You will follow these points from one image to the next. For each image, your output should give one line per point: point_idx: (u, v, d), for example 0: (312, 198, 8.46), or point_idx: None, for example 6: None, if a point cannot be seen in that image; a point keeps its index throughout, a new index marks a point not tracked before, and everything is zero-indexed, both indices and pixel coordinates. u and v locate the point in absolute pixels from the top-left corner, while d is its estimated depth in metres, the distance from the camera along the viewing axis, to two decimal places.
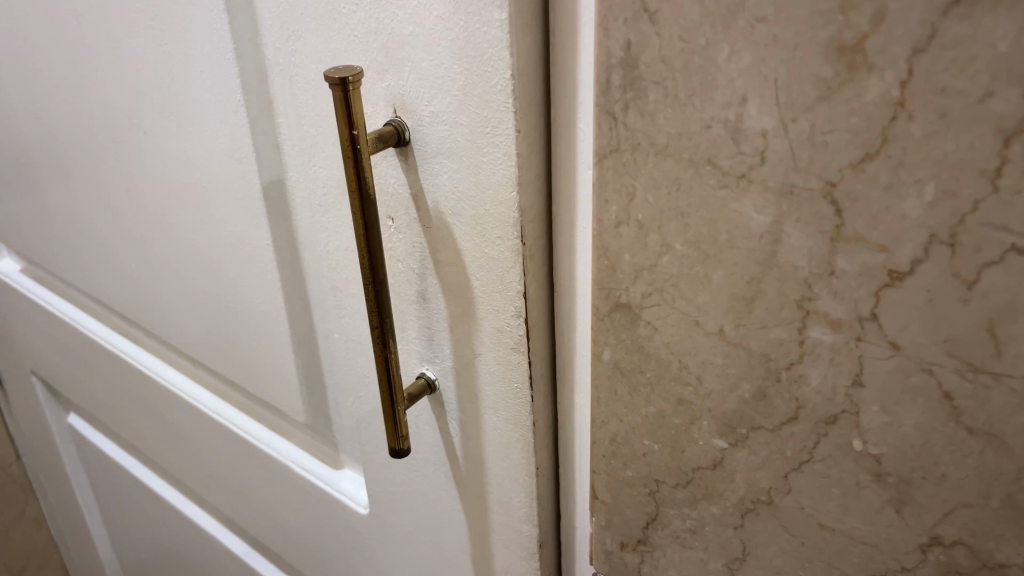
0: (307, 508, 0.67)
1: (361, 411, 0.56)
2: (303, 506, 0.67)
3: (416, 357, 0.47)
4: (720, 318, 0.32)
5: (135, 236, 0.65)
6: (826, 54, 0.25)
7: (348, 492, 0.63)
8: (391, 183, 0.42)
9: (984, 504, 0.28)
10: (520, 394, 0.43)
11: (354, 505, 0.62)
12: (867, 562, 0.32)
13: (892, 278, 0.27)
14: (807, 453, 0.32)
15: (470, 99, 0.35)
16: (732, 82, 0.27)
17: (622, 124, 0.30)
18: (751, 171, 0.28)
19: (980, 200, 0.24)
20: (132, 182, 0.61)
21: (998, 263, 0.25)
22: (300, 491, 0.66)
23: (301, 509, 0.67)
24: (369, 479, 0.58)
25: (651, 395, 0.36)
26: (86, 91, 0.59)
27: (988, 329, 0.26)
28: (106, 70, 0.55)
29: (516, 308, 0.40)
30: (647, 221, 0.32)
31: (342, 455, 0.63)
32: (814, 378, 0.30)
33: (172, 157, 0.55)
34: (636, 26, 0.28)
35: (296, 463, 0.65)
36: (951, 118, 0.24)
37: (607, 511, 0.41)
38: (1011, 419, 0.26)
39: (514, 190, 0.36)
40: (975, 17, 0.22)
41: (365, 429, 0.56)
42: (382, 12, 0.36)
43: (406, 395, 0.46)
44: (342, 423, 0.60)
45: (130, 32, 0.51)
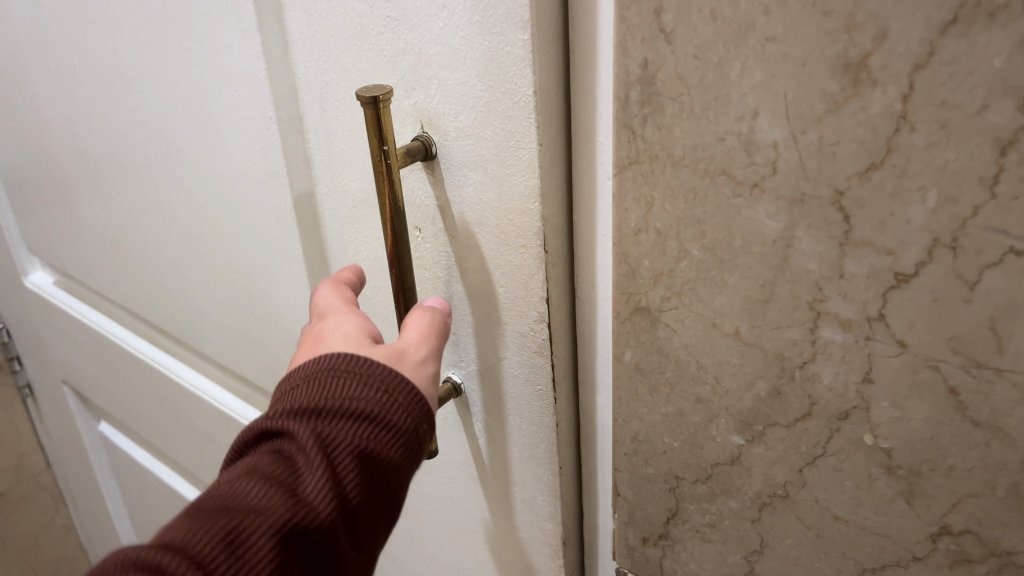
0: None
1: None
2: None
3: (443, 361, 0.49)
4: (736, 319, 0.33)
5: (166, 246, 0.67)
6: (833, 70, 0.27)
7: None
8: (418, 195, 0.44)
9: (990, 494, 0.30)
10: (544, 397, 0.45)
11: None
12: (879, 552, 0.34)
13: (898, 279, 0.28)
14: (821, 447, 0.33)
15: (494, 114, 0.37)
16: (744, 97, 0.29)
17: (640, 137, 0.32)
18: (764, 180, 0.30)
19: (980, 205, 0.26)
20: (165, 195, 0.63)
21: (997, 264, 0.26)
22: None
23: None
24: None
25: (671, 395, 0.37)
26: (123, 109, 0.61)
27: (989, 327, 0.27)
28: (141, 87, 0.58)
29: (539, 312, 0.42)
30: (665, 229, 0.33)
31: None
32: (826, 376, 0.32)
33: (204, 170, 0.57)
34: (653, 45, 0.30)
35: None
36: (950, 129, 0.25)
37: (628, 508, 0.42)
38: (1013, 412, 0.28)
39: (537, 201, 0.38)
40: (971, 35, 0.24)
41: None
42: (408, 32, 0.38)
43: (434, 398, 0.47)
44: None
45: (165, 52, 0.53)
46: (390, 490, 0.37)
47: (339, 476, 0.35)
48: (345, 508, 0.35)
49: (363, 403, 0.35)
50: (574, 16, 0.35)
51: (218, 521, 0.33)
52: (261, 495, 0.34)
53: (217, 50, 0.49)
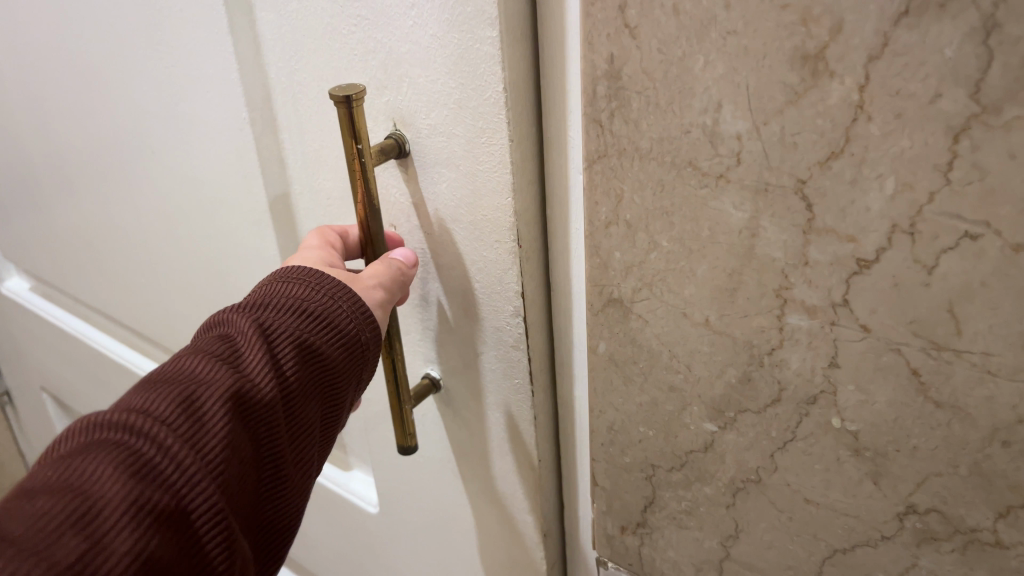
0: (321, 509, 0.69)
1: (369, 413, 0.58)
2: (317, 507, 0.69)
3: (421, 358, 0.50)
4: (706, 308, 0.34)
5: (142, 249, 0.67)
6: (792, 62, 0.27)
7: (358, 491, 0.65)
8: (393, 193, 0.44)
9: (953, 472, 0.30)
10: (522, 390, 0.45)
11: (365, 505, 0.64)
12: (850, 533, 0.34)
13: (860, 265, 0.29)
14: (791, 431, 0.34)
15: (466, 111, 0.38)
16: (708, 90, 0.30)
17: (609, 131, 0.33)
18: (729, 171, 0.31)
19: (935, 191, 0.26)
20: (140, 198, 0.63)
21: (953, 249, 0.27)
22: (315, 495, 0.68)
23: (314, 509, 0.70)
24: (377, 479, 0.61)
25: (644, 384, 0.38)
26: (96, 114, 0.61)
27: (948, 310, 0.28)
28: (113, 90, 0.58)
29: (515, 307, 0.42)
30: (635, 221, 0.34)
31: (352, 456, 0.65)
32: (794, 362, 0.32)
33: (179, 172, 0.57)
34: (618, 40, 0.31)
35: None
36: (904, 118, 0.26)
37: (606, 497, 0.43)
38: (972, 392, 0.29)
39: (509, 196, 0.39)
40: (922, 26, 0.25)
41: (372, 430, 0.58)
42: (378, 32, 0.39)
43: (414, 394, 0.48)
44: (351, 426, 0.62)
45: (136, 55, 0.53)
46: (332, 385, 0.38)
47: (287, 363, 0.36)
48: (290, 387, 0.36)
49: (302, 297, 0.37)
50: (542, 13, 0.36)
51: (173, 385, 0.33)
52: (211, 364, 0.34)
53: (188, 52, 0.49)
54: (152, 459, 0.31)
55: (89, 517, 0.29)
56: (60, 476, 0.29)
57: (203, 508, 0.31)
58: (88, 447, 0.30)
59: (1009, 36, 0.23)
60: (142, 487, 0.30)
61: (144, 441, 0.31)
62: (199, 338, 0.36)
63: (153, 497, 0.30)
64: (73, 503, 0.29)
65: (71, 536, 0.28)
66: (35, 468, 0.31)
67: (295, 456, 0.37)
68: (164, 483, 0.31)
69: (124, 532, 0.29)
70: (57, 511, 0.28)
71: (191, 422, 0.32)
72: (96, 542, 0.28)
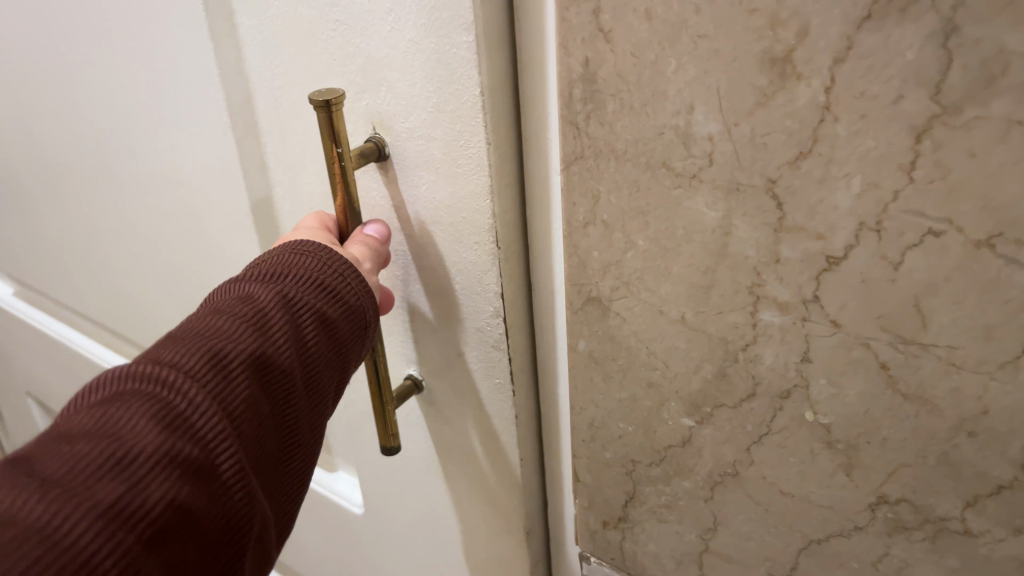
0: (307, 510, 0.69)
1: (353, 414, 0.58)
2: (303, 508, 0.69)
3: (404, 359, 0.50)
4: (682, 305, 0.35)
5: (125, 253, 0.67)
6: (760, 65, 0.28)
7: (343, 492, 0.66)
8: (373, 195, 0.44)
9: (922, 462, 0.31)
10: (503, 390, 0.46)
11: (350, 505, 0.65)
12: (824, 524, 0.35)
13: (829, 262, 0.30)
14: (766, 425, 0.35)
15: (444, 114, 0.38)
16: (680, 92, 0.30)
17: (585, 132, 0.34)
18: (702, 171, 0.31)
19: (899, 189, 0.27)
20: (122, 202, 0.64)
21: (918, 245, 0.28)
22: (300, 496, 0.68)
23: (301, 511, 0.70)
24: (363, 480, 0.61)
25: (623, 380, 0.38)
26: (78, 119, 0.61)
27: (913, 304, 0.29)
28: (95, 95, 0.58)
29: (495, 307, 0.43)
30: (612, 220, 0.35)
31: (336, 458, 0.66)
32: (767, 357, 0.33)
33: (161, 177, 0.58)
34: (593, 44, 0.32)
35: None
36: (869, 118, 0.27)
37: (588, 492, 0.43)
38: (939, 384, 0.29)
39: (488, 198, 0.39)
40: (884, 29, 0.25)
41: (357, 431, 0.59)
42: (357, 37, 0.39)
43: (397, 395, 0.48)
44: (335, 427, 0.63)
45: (117, 61, 0.54)
46: (341, 353, 0.39)
47: (302, 329, 0.37)
48: (305, 351, 0.37)
49: (312, 266, 0.38)
50: (519, 19, 0.36)
51: (197, 341, 0.33)
52: (233, 324, 0.35)
53: (170, 58, 0.50)
54: (180, 412, 0.31)
55: (127, 461, 0.29)
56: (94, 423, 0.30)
57: (230, 462, 0.32)
58: (119, 397, 0.31)
59: (968, 39, 0.24)
60: (173, 437, 0.30)
61: (172, 394, 0.31)
62: (213, 301, 0.37)
63: (183, 448, 0.31)
64: (110, 448, 0.29)
65: (108, 480, 0.28)
66: (61, 419, 0.31)
67: (308, 419, 0.38)
68: (193, 433, 0.31)
69: (159, 479, 0.29)
70: (94, 456, 0.29)
71: (217, 378, 0.33)
72: (134, 486, 0.29)
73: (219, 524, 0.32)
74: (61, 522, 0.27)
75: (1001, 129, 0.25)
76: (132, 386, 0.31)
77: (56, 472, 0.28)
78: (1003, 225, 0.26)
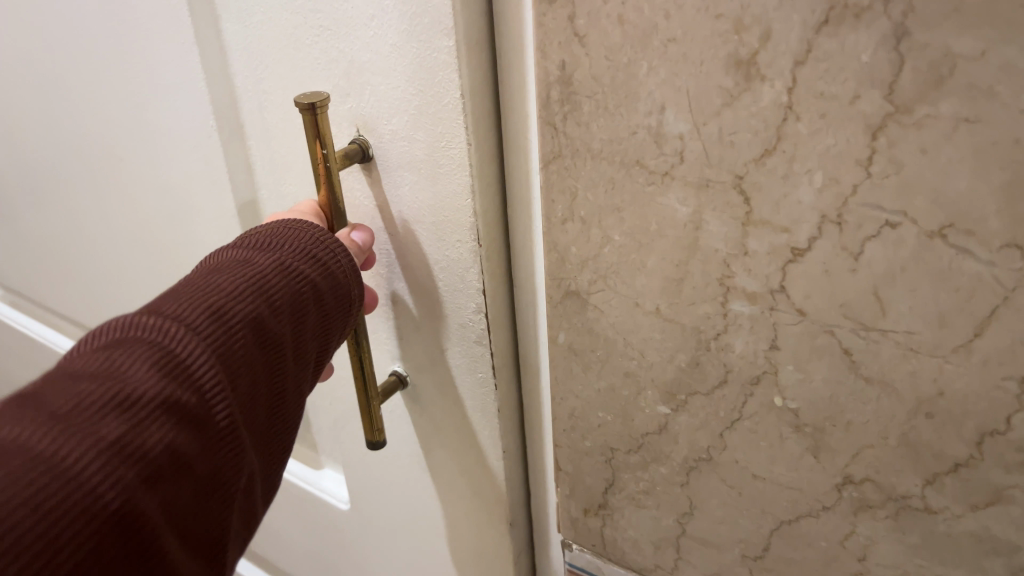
0: (294, 509, 0.70)
1: (338, 413, 0.59)
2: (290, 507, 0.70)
3: (389, 356, 0.52)
4: (656, 297, 0.36)
5: (110, 255, 0.68)
6: (726, 68, 0.30)
7: (329, 490, 0.67)
8: (357, 196, 0.46)
9: (884, 443, 0.33)
10: (486, 384, 0.47)
11: (337, 502, 0.66)
12: (794, 505, 0.37)
13: (794, 254, 0.32)
14: (737, 412, 0.36)
15: (426, 117, 0.40)
16: (652, 94, 0.32)
17: (562, 132, 0.35)
18: (673, 169, 0.33)
19: (857, 184, 0.29)
20: (106, 205, 0.64)
21: (876, 237, 0.29)
22: (287, 495, 0.69)
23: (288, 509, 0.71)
24: (348, 476, 0.62)
25: (602, 371, 0.40)
26: (62, 122, 0.62)
27: (873, 293, 0.30)
28: (79, 99, 0.59)
29: (477, 304, 0.44)
30: (589, 217, 0.36)
31: (322, 456, 0.67)
32: (738, 345, 0.35)
33: (146, 180, 0.59)
34: (569, 48, 0.33)
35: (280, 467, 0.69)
36: (828, 118, 0.29)
37: (569, 481, 0.45)
38: (898, 368, 0.31)
39: (469, 198, 0.41)
40: (840, 34, 0.27)
41: (342, 429, 0.60)
42: (340, 42, 0.40)
43: (382, 390, 0.49)
44: (321, 425, 0.64)
45: (101, 66, 0.54)
46: (329, 324, 0.41)
47: (297, 296, 0.38)
48: (298, 317, 0.38)
49: (306, 238, 0.40)
50: (500, 25, 0.38)
51: (199, 297, 0.35)
52: (235, 284, 0.36)
53: (153, 61, 0.51)
54: (183, 361, 0.32)
55: (131, 401, 0.30)
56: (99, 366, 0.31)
57: (226, 414, 0.33)
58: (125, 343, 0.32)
59: (917, 43, 0.26)
60: (173, 383, 0.32)
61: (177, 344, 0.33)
62: (211, 262, 0.38)
63: (184, 395, 0.32)
64: (114, 388, 0.30)
65: (112, 418, 0.30)
66: (65, 361, 0.32)
67: (297, 383, 0.39)
68: (194, 382, 0.32)
69: (159, 423, 0.31)
70: (101, 395, 0.30)
71: (218, 332, 0.34)
72: (135, 426, 0.30)
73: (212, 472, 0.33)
74: (68, 454, 0.28)
75: (949, 128, 0.26)
76: (137, 333, 0.32)
77: (62, 407, 0.29)
78: (952, 217, 0.28)
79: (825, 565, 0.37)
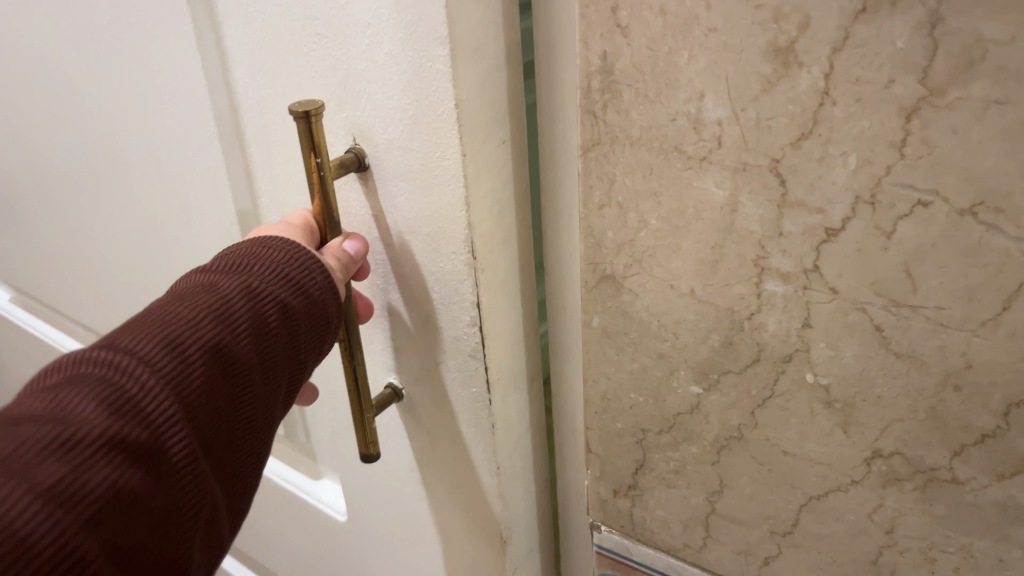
0: (292, 517, 0.72)
1: (336, 421, 0.60)
2: (289, 515, 0.72)
3: (384, 369, 0.53)
4: (691, 279, 0.38)
5: (116, 256, 0.69)
6: (765, 55, 0.31)
7: (326, 500, 0.68)
8: (353, 205, 0.47)
9: (913, 417, 0.34)
10: (480, 399, 0.48)
11: (333, 513, 0.67)
12: (823, 480, 0.38)
13: (828, 234, 0.33)
14: (769, 389, 0.38)
15: (421, 126, 0.40)
16: (691, 81, 0.34)
17: (602, 120, 0.37)
18: (711, 153, 0.34)
19: (891, 164, 0.30)
20: (113, 208, 0.66)
21: (908, 216, 0.31)
22: (286, 503, 0.71)
23: (287, 518, 0.72)
24: (347, 485, 0.63)
25: (635, 353, 0.41)
26: (71, 127, 0.64)
27: (904, 270, 0.32)
28: (88, 103, 0.60)
29: (471, 317, 0.45)
30: (626, 202, 0.38)
31: (320, 466, 0.68)
32: (771, 324, 0.36)
33: (152, 184, 0.60)
34: (611, 38, 0.35)
35: (278, 475, 0.70)
36: (863, 101, 0.30)
37: (600, 463, 0.46)
38: (927, 342, 0.33)
39: (464, 208, 0.41)
40: (877, 21, 0.29)
41: (340, 438, 0.61)
42: (338, 50, 0.41)
43: (376, 402, 0.51)
44: (317, 435, 0.65)
45: (111, 71, 0.56)
46: (301, 343, 0.41)
47: (262, 317, 0.39)
48: (264, 340, 0.39)
49: (276, 258, 0.40)
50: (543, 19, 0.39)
51: (157, 328, 0.36)
52: (194, 311, 0.37)
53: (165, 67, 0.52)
54: (132, 396, 0.34)
55: (73, 443, 0.32)
56: (46, 407, 0.33)
57: (177, 446, 0.35)
58: (74, 381, 0.33)
59: (950, 29, 0.27)
60: (119, 421, 0.33)
61: (126, 379, 0.34)
62: (180, 288, 0.39)
63: (130, 432, 0.33)
64: (58, 431, 0.32)
65: (52, 460, 0.31)
66: (22, 396, 0.34)
67: (264, 404, 0.40)
68: (141, 418, 0.34)
69: (100, 463, 0.32)
70: (43, 438, 0.32)
71: (172, 363, 0.35)
72: (76, 467, 0.32)
73: (162, 504, 0.34)
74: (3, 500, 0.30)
75: (980, 109, 0.28)
76: (89, 371, 0.34)
77: (6, 450, 0.31)
78: (982, 195, 0.29)
79: (854, 538, 0.39)
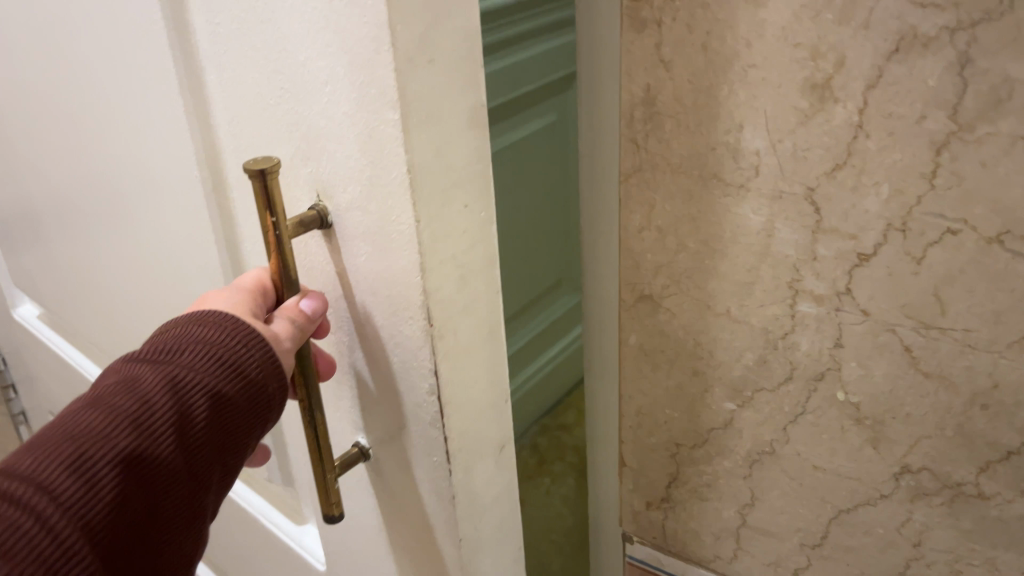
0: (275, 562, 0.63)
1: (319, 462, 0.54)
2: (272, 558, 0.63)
3: (350, 424, 0.44)
4: (727, 300, 0.39)
5: (86, 314, 0.67)
6: (803, 90, 0.33)
7: (309, 546, 0.58)
8: (318, 260, 0.40)
9: (941, 433, 0.36)
10: (440, 469, 0.40)
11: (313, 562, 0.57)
12: (852, 494, 0.40)
13: (861, 258, 0.35)
14: (801, 406, 0.39)
15: (377, 188, 0.34)
16: (731, 114, 0.36)
17: (644, 148, 0.39)
18: (749, 181, 0.36)
19: (922, 195, 0.32)
20: (81, 264, 0.63)
21: (938, 243, 0.33)
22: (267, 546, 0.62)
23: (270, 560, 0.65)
24: None
25: (671, 370, 0.43)
26: (49, 146, 0.59)
27: (934, 294, 0.34)
28: (57, 155, 0.58)
29: (429, 385, 0.37)
30: (665, 226, 0.40)
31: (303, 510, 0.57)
32: (804, 343, 0.38)
33: (116, 248, 0.57)
34: (655, 72, 0.37)
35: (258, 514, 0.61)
36: (896, 135, 0.32)
37: (633, 476, 0.48)
38: (955, 362, 0.34)
39: (419, 275, 0.34)
40: (909, 61, 0.31)
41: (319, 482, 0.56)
42: (300, 104, 0.35)
43: (338, 462, 0.42)
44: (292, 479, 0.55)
45: (75, 129, 0.53)
46: (232, 438, 0.35)
47: (184, 419, 0.33)
48: (189, 445, 0.33)
49: (210, 339, 0.34)
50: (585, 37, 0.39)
51: (64, 444, 0.31)
52: (104, 421, 0.31)
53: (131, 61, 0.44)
54: (20, 531, 0.29)
55: None
56: None
57: None
58: None
59: (979, 69, 0.29)
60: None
61: (16, 510, 0.29)
62: (96, 386, 0.33)
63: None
64: None
65: None
66: None
67: (190, 514, 0.34)
68: (26, 556, 0.29)
69: None
70: None
71: (77, 486, 0.30)
72: None
73: None
74: None
75: (1007, 144, 0.30)
76: None
77: None
78: (1009, 223, 0.31)
79: (882, 551, 0.40)
